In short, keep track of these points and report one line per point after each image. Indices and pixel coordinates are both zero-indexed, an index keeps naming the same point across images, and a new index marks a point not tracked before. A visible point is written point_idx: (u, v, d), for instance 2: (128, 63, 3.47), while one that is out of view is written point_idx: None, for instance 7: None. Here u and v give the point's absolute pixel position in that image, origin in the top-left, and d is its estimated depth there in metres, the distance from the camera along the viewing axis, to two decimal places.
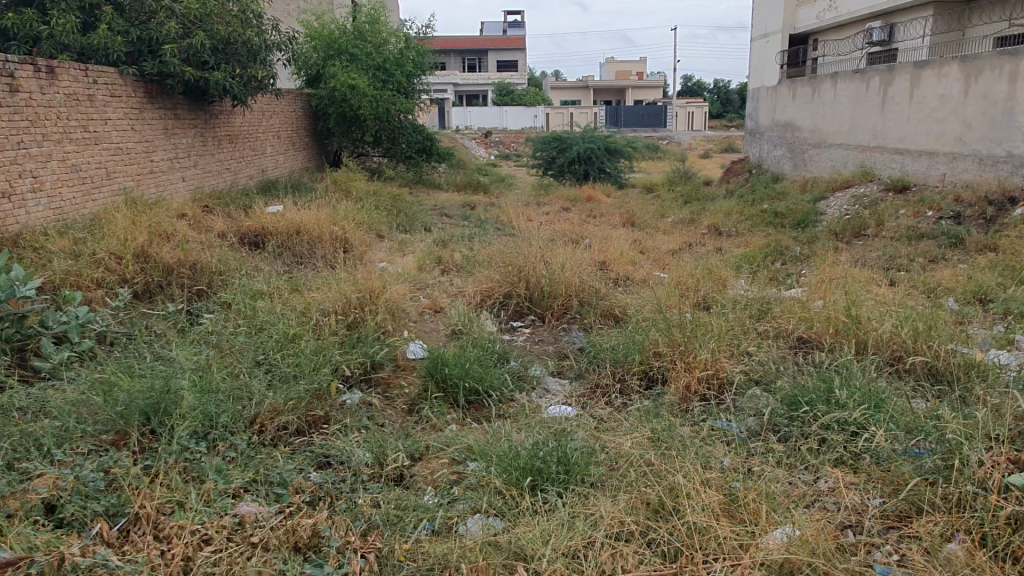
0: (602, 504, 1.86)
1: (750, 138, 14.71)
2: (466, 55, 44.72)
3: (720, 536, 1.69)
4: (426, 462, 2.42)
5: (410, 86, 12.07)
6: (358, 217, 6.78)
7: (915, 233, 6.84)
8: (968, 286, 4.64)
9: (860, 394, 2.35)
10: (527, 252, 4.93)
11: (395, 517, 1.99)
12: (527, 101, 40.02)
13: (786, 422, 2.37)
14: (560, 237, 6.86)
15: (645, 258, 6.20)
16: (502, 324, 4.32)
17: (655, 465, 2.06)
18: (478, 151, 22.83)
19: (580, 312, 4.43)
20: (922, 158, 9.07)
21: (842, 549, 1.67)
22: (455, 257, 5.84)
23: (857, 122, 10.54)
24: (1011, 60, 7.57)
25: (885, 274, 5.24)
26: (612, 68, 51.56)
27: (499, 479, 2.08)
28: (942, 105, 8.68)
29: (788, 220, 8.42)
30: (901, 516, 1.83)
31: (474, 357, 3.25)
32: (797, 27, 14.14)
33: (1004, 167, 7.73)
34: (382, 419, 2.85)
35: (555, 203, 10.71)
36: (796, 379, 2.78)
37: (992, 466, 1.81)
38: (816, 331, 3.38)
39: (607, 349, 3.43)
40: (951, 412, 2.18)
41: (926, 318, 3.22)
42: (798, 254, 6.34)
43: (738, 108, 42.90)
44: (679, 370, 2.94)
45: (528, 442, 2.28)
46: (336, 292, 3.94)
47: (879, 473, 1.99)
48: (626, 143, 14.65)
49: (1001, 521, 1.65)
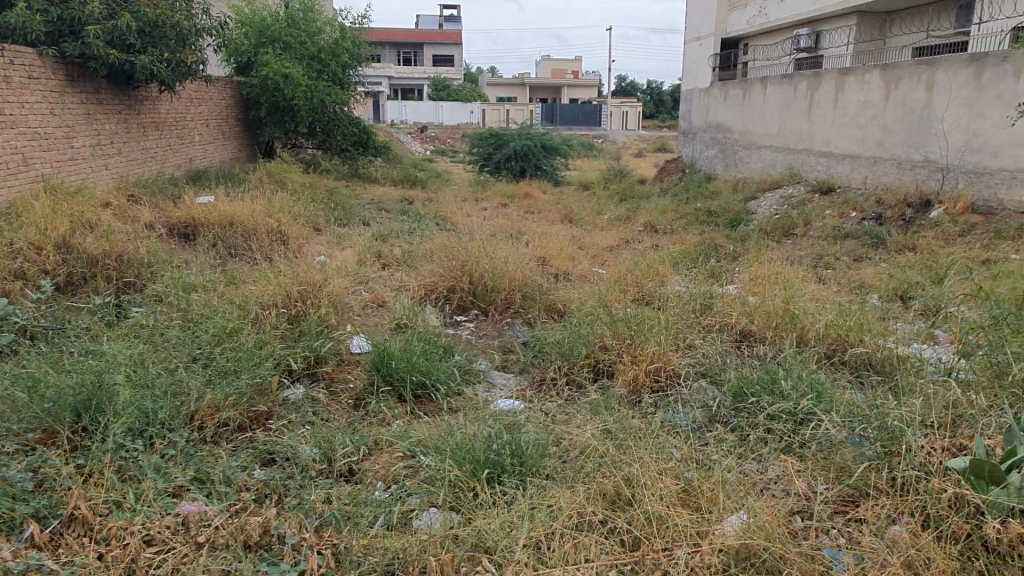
0: (560, 495, 1.86)
1: (683, 138, 15.05)
2: (401, 48, 44.21)
3: (678, 523, 1.72)
4: (377, 457, 2.37)
5: (345, 77, 11.84)
6: (294, 210, 6.61)
7: (840, 233, 7.13)
8: (891, 284, 4.84)
9: (802, 386, 2.44)
10: (469, 247, 4.90)
11: (351, 512, 1.94)
12: (463, 97, 39.89)
13: (733, 413, 2.43)
14: (500, 233, 6.84)
15: (585, 254, 6.25)
16: (446, 318, 4.28)
17: (611, 456, 2.08)
18: (414, 146, 22.60)
19: (523, 307, 4.44)
20: (846, 160, 9.46)
21: (793, 534, 1.73)
22: (394, 251, 5.75)
23: (785, 125, 10.92)
24: (929, 70, 7.97)
25: (814, 272, 5.43)
26: (547, 66, 51.88)
27: (456, 472, 2.07)
28: (864, 111, 9.07)
29: (721, 219, 8.65)
30: (846, 501, 1.91)
31: (420, 351, 3.21)
32: (728, 32, 14.57)
33: (921, 171, 8.13)
34: (328, 414, 2.79)
35: (493, 199, 10.69)
36: (740, 371, 2.86)
37: (932, 453, 1.90)
38: (756, 325, 3.47)
39: (553, 342, 3.44)
40: (890, 402, 2.28)
41: (857, 314, 3.35)
42: (731, 253, 6.51)
43: (670, 110, 43.80)
44: (626, 364, 2.99)
45: (481, 435, 2.27)
46: (276, 285, 3.82)
47: (824, 461, 2.07)
48: (562, 141, 14.77)
49: (945, 502, 1.72)
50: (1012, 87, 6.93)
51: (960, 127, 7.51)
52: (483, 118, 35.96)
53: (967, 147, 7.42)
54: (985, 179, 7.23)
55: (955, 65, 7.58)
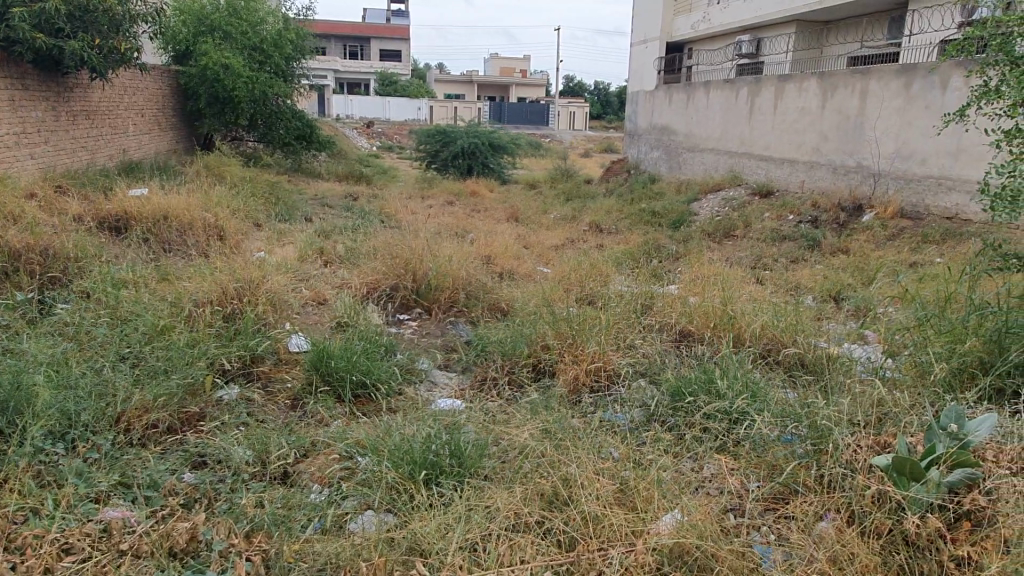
0: (497, 496, 1.85)
1: (629, 140, 15.24)
2: (347, 42, 43.52)
3: (614, 523, 1.73)
4: (312, 459, 2.33)
5: (289, 70, 11.62)
6: (233, 205, 6.44)
7: (778, 235, 7.33)
8: (825, 286, 5.01)
9: (737, 385, 2.49)
10: (413, 245, 4.85)
11: (282, 517, 1.89)
12: (410, 93, 39.61)
13: (671, 412, 2.46)
14: (445, 231, 6.80)
15: (530, 253, 6.28)
16: (388, 316, 4.22)
17: (549, 456, 2.08)
18: (360, 141, 22.29)
19: (466, 305, 4.42)
20: (784, 165, 9.72)
21: (726, 532, 1.76)
22: (337, 248, 5.66)
23: (727, 129, 11.17)
24: (862, 79, 8.26)
25: (753, 273, 5.57)
26: (495, 64, 51.87)
27: (392, 471, 2.04)
28: (802, 118, 9.36)
29: (664, 219, 8.79)
30: (776, 498, 1.95)
31: (361, 350, 3.16)
32: (673, 36, 14.82)
33: (854, 176, 8.41)
34: (264, 415, 2.72)
35: (439, 197, 10.63)
36: (680, 370, 2.90)
37: (858, 451, 1.97)
38: (695, 325, 3.52)
39: (494, 341, 3.44)
40: (820, 401, 2.35)
41: (792, 315, 3.45)
42: (673, 253, 6.62)
43: (616, 111, 44.36)
44: (568, 363, 3.00)
45: (420, 435, 2.24)
46: (211, 282, 3.72)
47: (756, 459, 2.11)
48: (509, 139, 14.78)
49: (868, 499, 1.78)
50: (940, 97, 7.22)
51: (892, 135, 7.80)
52: (431, 115, 35.77)
53: (898, 154, 7.71)
54: (913, 186, 7.51)
55: (887, 75, 7.87)
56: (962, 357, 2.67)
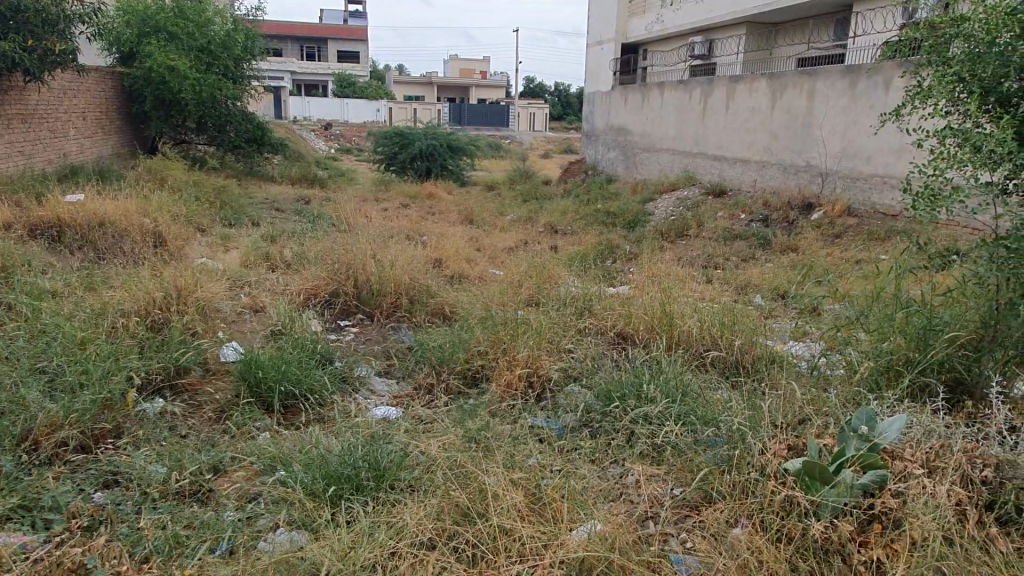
0: (407, 511, 1.82)
1: (587, 141, 15.26)
2: (304, 42, 42.99)
3: (524, 536, 1.72)
4: (228, 475, 2.25)
5: (238, 71, 11.40)
6: (175, 210, 6.27)
7: (731, 234, 7.38)
8: (771, 283, 5.05)
9: (667, 388, 2.49)
10: (357, 249, 4.76)
11: (188, 540, 1.82)
12: (369, 94, 39.37)
13: (599, 417, 2.45)
14: (397, 234, 6.71)
15: (482, 255, 6.22)
16: (328, 323, 4.12)
17: (466, 467, 2.05)
18: (318, 144, 22.03)
19: (409, 309, 4.36)
20: (736, 164, 9.82)
21: (639, 542, 1.75)
22: (283, 253, 5.55)
23: (681, 129, 11.26)
24: (810, 79, 8.40)
25: (703, 272, 5.60)
26: (455, 64, 51.69)
27: (308, 488, 1.99)
28: (753, 118, 9.48)
29: (619, 220, 8.79)
30: (693, 505, 1.95)
31: (292, 360, 3.07)
32: (628, 37, 14.88)
33: (804, 175, 8.52)
34: (186, 429, 2.63)
35: (395, 199, 10.52)
36: (610, 374, 2.88)
37: (774, 454, 1.96)
38: (633, 327, 3.51)
39: (434, 346, 3.38)
40: (743, 403, 2.36)
41: (730, 314, 3.45)
42: (626, 254, 6.63)
43: (577, 112, 44.68)
44: (501, 369, 2.98)
45: (339, 447, 2.19)
46: (138, 291, 3.60)
47: (679, 464, 2.10)
48: (467, 141, 14.71)
49: (777, 505, 1.78)
50: (883, 97, 7.36)
51: (838, 135, 7.94)
52: (390, 117, 35.53)
53: (844, 154, 7.85)
54: (858, 185, 7.64)
55: (833, 75, 8.01)
56: (889, 356, 2.72)
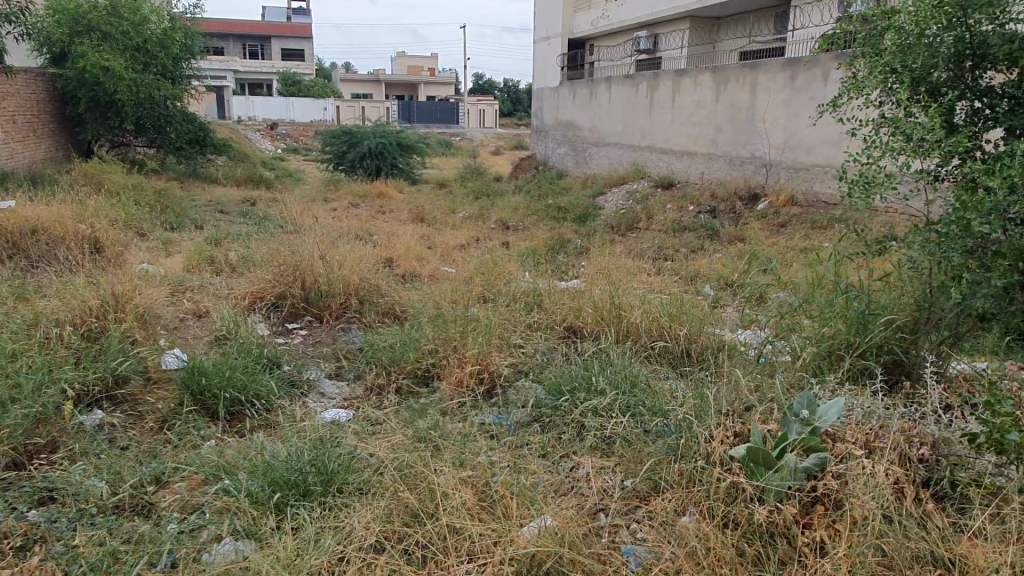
0: (356, 515, 1.80)
1: (536, 137, 15.29)
2: (246, 41, 42.06)
3: (474, 535, 1.72)
4: (172, 486, 2.17)
5: (177, 70, 11.09)
6: (113, 215, 6.07)
7: (680, 225, 7.47)
8: (719, 273, 5.13)
9: (615, 380, 2.51)
10: (303, 250, 4.67)
11: (129, 554, 1.77)
12: (315, 93, 38.78)
13: (550, 412, 2.46)
14: (346, 234, 6.62)
15: (434, 253, 6.18)
16: (275, 326, 4.04)
17: (415, 468, 2.04)
18: (263, 144, 21.60)
19: (359, 310, 4.30)
20: (683, 157, 9.95)
21: (589, 535, 1.76)
22: (229, 256, 5.41)
23: (629, 123, 11.36)
24: (752, 73, 8.56)
25: (653, 264, 5.66)
26: (403, 62, 51.28)
27: (252, 497, 1.95)
28: (698, 111, 9.62)
29: (570, 214, 8.83)
30: (642, 495, 1.97)
31: (237, 365, 3.00)
32: (574, 33, 14.96)
33: (749, 167, 8.68)
34: (127, 441, 2.54)
35: (344, 199, 10.37)
36: (561, 368, 2.89)
37: (720, 441, 1.99)
38: (583, 320, 3.53)
39: (384, 346, 3.34)
40: (689, 392, 2.39)
41: (678, 304, 3.49)
42: (578, 248, 6.66)
43: (527, 108, 44.82)
44: (452, 367, 2.96)
45: (286, 452, 2.14)
46: (73, 299, 3.47)
47: (628, 455, 2.12)
48: (417, 139, 14.60)
49: (722, 491, 1.81)
50: (822, 89, 7.55)
51: (780, 127, 8.11)
52: (338, 115, 35.05)
53: (787, 145, 8.02)
54: (801, 175, 7.82)
55: (773, 68, 8.19)
56: (830, 341, 2.79)
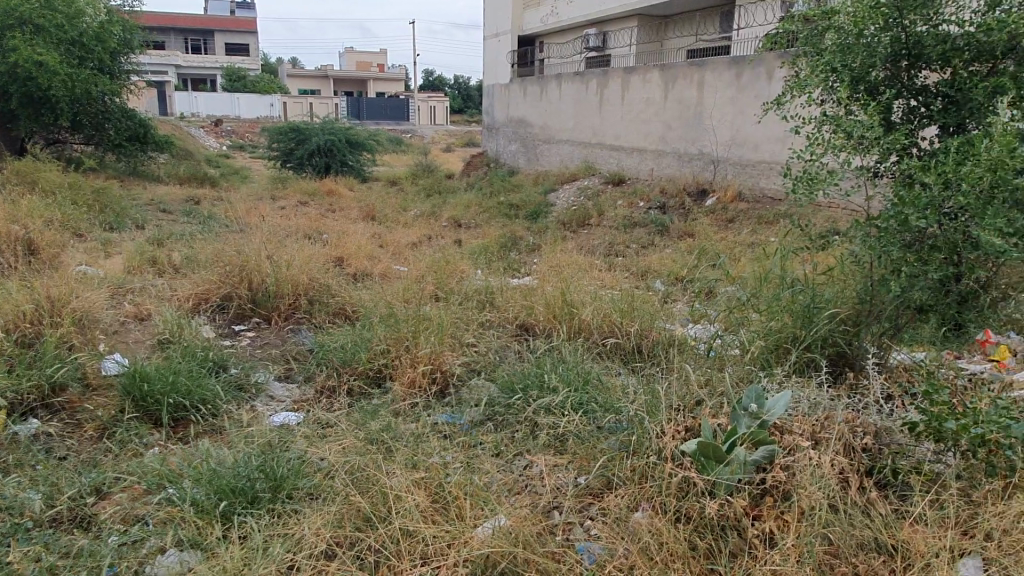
0: (306, 521, 1.77)
1: (487, 134, 15.27)
2: (188, 35, 40.95)
3: (427, 538, 1.70)
4: (113, 497, 2.10)
5: (116, 65, 10.72)
6: (47, 215, 5.83)
7: (631, 221, 7.54)
8: (669, 268, 5.20)
9: (568, 378, 2.51)
10: (250, 250, 4.56)
11: (68, 570, 1.70)
12: (261, 89, 37.99)
13: (504, 411, 2.45)
14: (294, 233, 6.49)
15: (384, 251, 6.11)
16: (221, 328, 3.94)
17: (366, 472, 2.01)
18: (208, 141, 21.06)
19: (309, 310, 4.22)
20: (633, 154, 10.06)
21: (543, 533, 1.76)
22: (172, 257, 5.26)
23: (580, 120, 11.43)
24: (699, 71, 8.70)
25: (605, 260, 5.70)
26: (351, 57, 50.58)
27: (197, 506, 1.89)
28: (647, 108, 9.73)
29: (522, 211, 8.84)
30: (596, 492, 1.98)
31: (182, 369, 2.91)
32: (524, 30, 14.98)
33: (697, 163, 8.82)
34: (64, 451, 2.44)
35: (292, 197, 10.17)
36: (513, 366, 2.89)
37: (672, 436, 2.01)
38: (536, 318, 3.53)
39: (335, 346, 3.28)
40: (640, 388, 2.41)
41: (629, 300, 3.52)
42: (530, 245, 6.66)
43: (478, 105, 44.76)
44: (403, 367, 2.93)
45: (233, 459, 2.09)
46: (6, 304, 3.31)
47: (582, 452, 2.13)
48: (367, 135, 14.42)
49: (673, 487, 1.83)
50: (766, 87, 7.72)
51: (727, 124, 8.27)
52: (285, 112, 34.40)
53: (733, 142, 8.18)
54: (748, 171, 7.97)
55: (720, 67, 8.34)
56: (777, 334, 2.84)
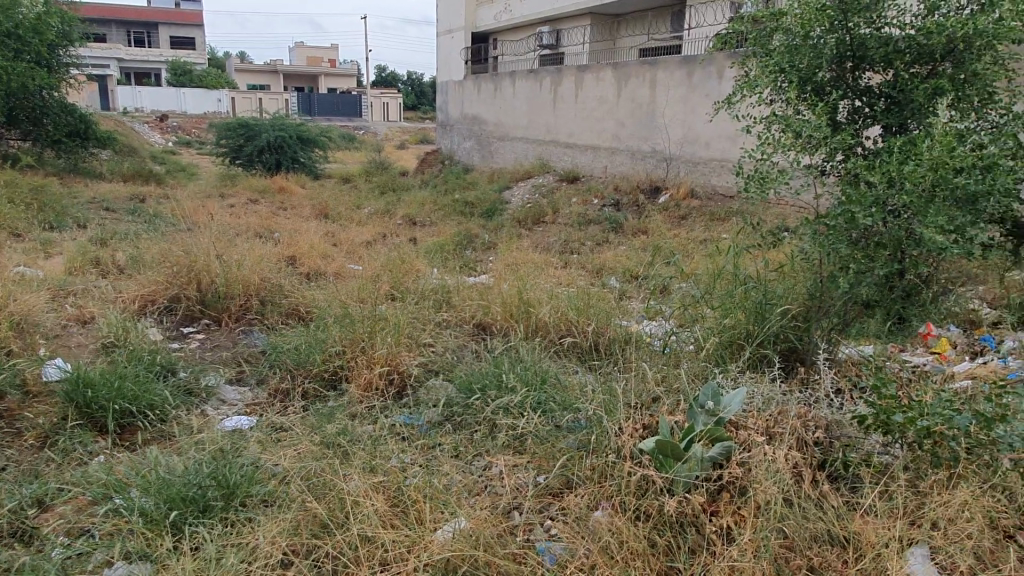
0: (261, 529, 1.73)
1: (441, 131, 15.19)
2: (131, 27, 39.73)
3: (386, 543, 1.68)
4: (55, 508, 2.01)
5: (54, 58, 10.33)
6: None
7: (585, 219, 7.59)
8: (624, 265, 5.25)
9: (525, 377, 2.51)
10: (198, 249, 4.44)
11: None
12: (208, 83, 37.09)
13: (462, 411, 2.44)
14: (245, 232, 6.35)
15: (338, 250, 6.02)
16: (169, 331, 3.83)
17: (323, 478, 1.97)
18: (153, 137, 20.46)
19: (260, 311, 4.13)
20: (587, 151, 10.12)
21: (503, 535, 1.76)
22: (116, 257, 5.09)
23: (534, 117, 11.45)
24: (651, 69, 8.80)
25: (560, 258, 5.72)
26: (301, 52, 49.74)
27: (146, 516, 1.83)
28: (600, 106, 9.80)
29: (477, 209, 8.81)
30: (555, 492, 1.98)
31: (128, 374, 2.81)
32: (477, 26, 14.93)
33: (650, 161, 8.91)
34: (3, 462, 2.33)
35: (242, 194, 9.95)
36: (471, 366, 2.87)
37: (630, 435, 2.03)
38: (493, 317, 3.52)
39: (288, 348, 3.22)
40: (598, 387, 2.42)
41: (586, 298, 3.54)
42: (485, 242, 6.65)
43: (431, 101, 44.50)
44: (359, 368, 2.89)
45: (184, 467, 2.03)
46: None
47: (541, 452, 2.13)
48: (318, 132, 14.20)
49: (632, 485, 1.85)
50: (717, 86, 7.84)
51: (679, 122, 8.38)
52: (233, 107, 33.66)
53: (685, 140, 8.29)
54: (699, 169, 8.10)
55: (671, 65, 8.44)
56: (731, 331, 2.89)
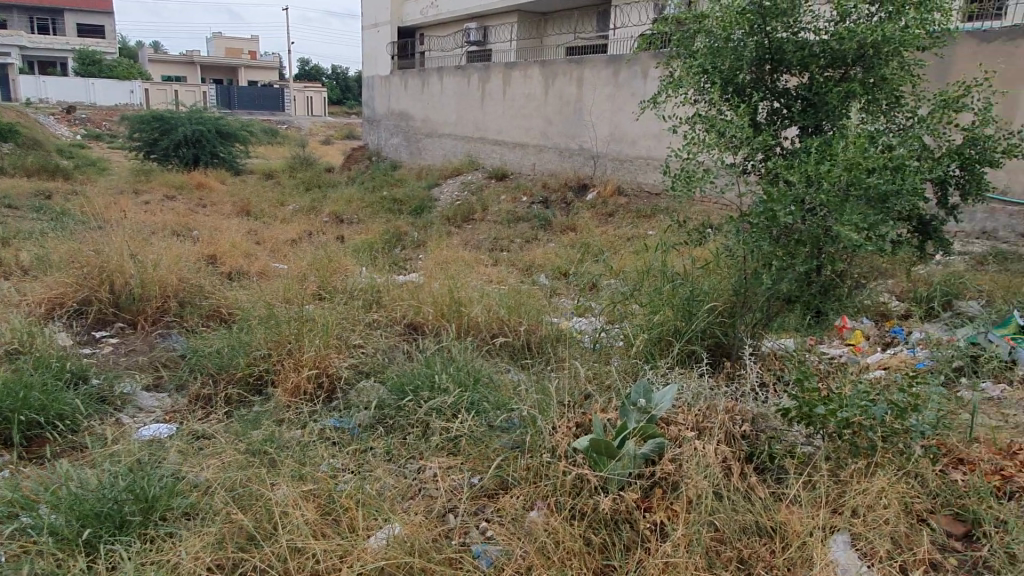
0: (184, 544, 1.66)
1: (368, 126, 14.94)
2: (33, 13, 37.51)
3: (318, 553, 1.64)
4: None
5: None
6: None
7: (514, 216, 7.60)
8: (554, 263, 5.27)
9: (458, 377, 2.49)
10: (110, 249, 4.21)
11: None
12: (119, 74, 35.38)
13: (394, 414, 2.40)
14: (161, 231, 6.08)
15: (261, 249, 5.83)
16: (80, 336, 3.62)
17: (249, 488, 1.90)
18: (59, 130, 19.37)
19: (179, 313, 3.96)
20: (515, 148, 10.14)
21: (439, 539, 1.74)
22: (19, 257, 4.78)
23: (461, 114, 11.40)
24: (577, 68, 8.88)
25: (490, 255, 5.70)
26: (220, 43, 48.06)
27: (57, 535, 1.72)
28: (528, 103, 9.84)
29: (406, 206, 8.71)
30: (491, 493, 1.97)
31: (34, 382, 2.64)
32: (404, 21, 14.75)
33: (577, 158, 9.00)
34: None
35: (157, 191, 9.54)
36: (402, 366, 2.83)
37: (564, 434, 2.04)
38: (424, 316, 3.48)
39: (210, 352, 3.10)
40: (531, 386, 2.42)
41: (517, 296, 3.54)
42: (415, 240, 6.58)
43: (357, 96, 43.74)
44: (286, 371, 2.81)
45: (97, 480, 1.92)
46: None
47: (476, 453, 2.12)
48: (239, 126, 13.74)
49: (568, 485, 1.86)
50: (642, 86, 7.99)
51: (605, 120, 8.49)
52: (147, 99, 32.22)
53: (612, 138, 8.41)
54: (626, 167, 8.23)
55: (598, 64, 8.55)
56: (660, 327, 2.94)
